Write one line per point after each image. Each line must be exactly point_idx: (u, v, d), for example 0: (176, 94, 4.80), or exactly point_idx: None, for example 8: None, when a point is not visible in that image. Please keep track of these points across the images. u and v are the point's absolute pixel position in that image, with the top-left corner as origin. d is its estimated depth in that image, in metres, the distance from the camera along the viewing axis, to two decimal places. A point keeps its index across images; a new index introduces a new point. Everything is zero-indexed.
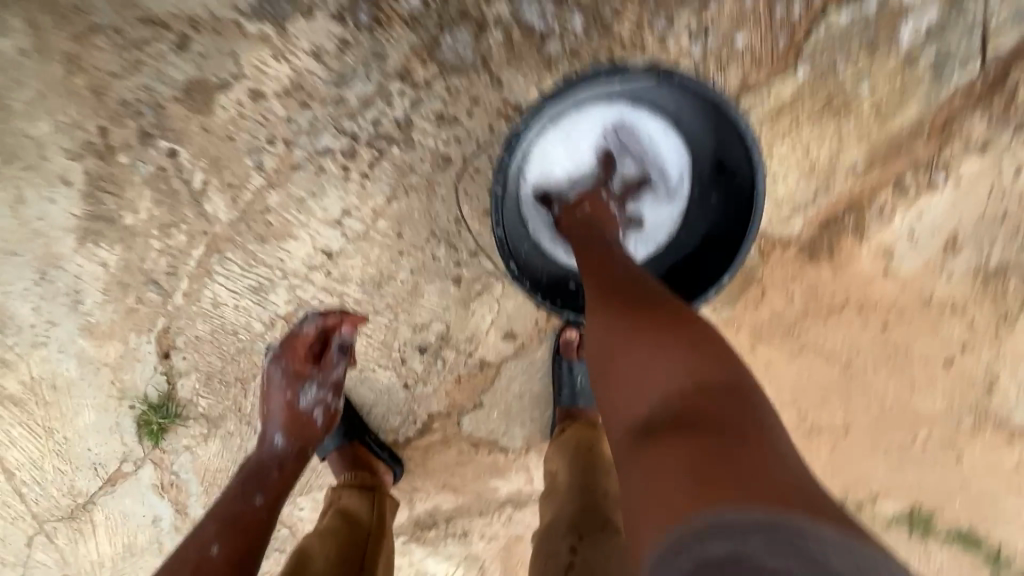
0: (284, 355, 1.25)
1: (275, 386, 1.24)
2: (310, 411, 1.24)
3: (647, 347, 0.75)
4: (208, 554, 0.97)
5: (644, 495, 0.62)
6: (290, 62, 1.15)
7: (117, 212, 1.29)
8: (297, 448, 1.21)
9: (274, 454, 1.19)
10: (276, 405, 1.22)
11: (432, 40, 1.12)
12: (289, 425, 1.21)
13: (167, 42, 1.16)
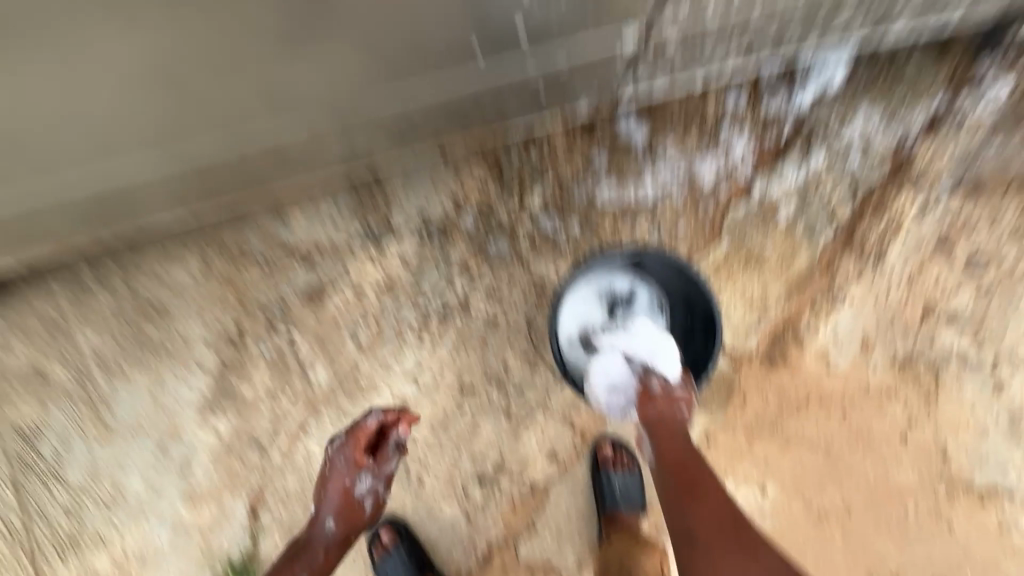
0: (344, 448, 1.44)
1: (334, 471, 1.45)
2: (361, 500, 1.42)
3: None
4: None
5: None
6: (385, 266, 1.68)
7: (239, 386, 1.65)
8: (344, 533, 1.41)
9: (324, 537, 1.40)
10: (333, 494, 1.42)
11: (481, 244, 1.67)
12: (340, 513, 1.40)
13: (297, 262, 1.68)
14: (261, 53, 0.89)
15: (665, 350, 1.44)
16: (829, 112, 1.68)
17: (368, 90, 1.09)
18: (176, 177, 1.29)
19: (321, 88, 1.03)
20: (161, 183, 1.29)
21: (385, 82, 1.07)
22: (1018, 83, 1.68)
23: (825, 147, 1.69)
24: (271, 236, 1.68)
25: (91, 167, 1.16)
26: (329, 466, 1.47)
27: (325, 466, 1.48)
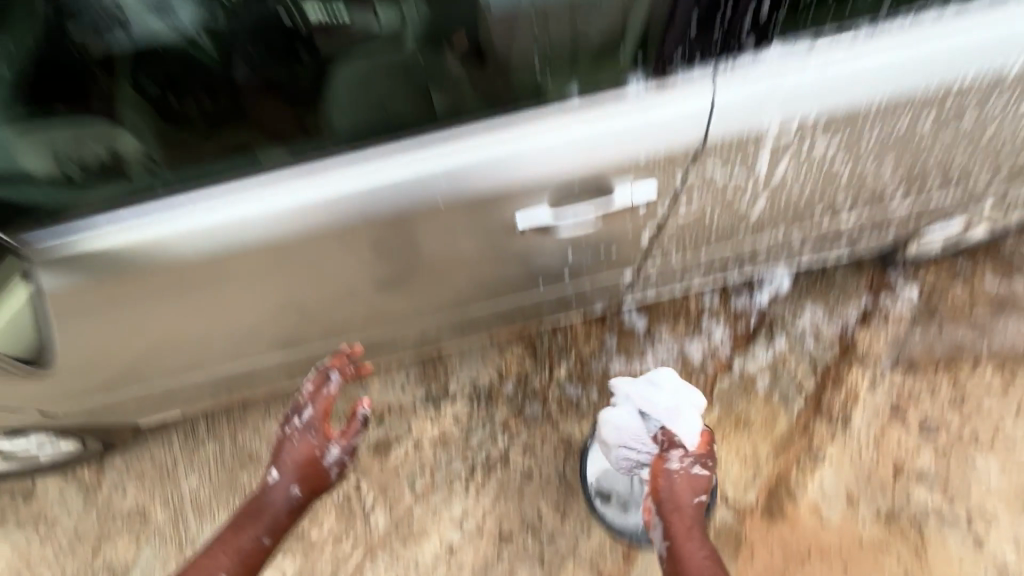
0: (308, 401, 1.41)
1: (297, 435, 1.40)
2: (326, 468, 1.41)
3: None
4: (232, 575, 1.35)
5: None
6: (440, 424, 2.06)
7: (309, 530, 1.93)
8: (309, 502, 1.43)
9: (286, 504, 1.40)
10: (296, 459, 1.39)
11: (519, 407, 2.07)
12: (301, 477, 1.39)
13: (369, 419, 2.06)
14: (380, 300, 1.31)
15: (689, 412, 1.41)
16: (784, 309, 2.22)
17: (452, 320, 1.51)
18: (281, 380, 1.61)
19: (415, 319, 1.46)
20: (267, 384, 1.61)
21: (457, 314, 1.49)
22: (923, 289, 2.25)
23: (786, 334, 2.19)
24: (352, 398, 2.09)
25: (227, 379, 1.48)
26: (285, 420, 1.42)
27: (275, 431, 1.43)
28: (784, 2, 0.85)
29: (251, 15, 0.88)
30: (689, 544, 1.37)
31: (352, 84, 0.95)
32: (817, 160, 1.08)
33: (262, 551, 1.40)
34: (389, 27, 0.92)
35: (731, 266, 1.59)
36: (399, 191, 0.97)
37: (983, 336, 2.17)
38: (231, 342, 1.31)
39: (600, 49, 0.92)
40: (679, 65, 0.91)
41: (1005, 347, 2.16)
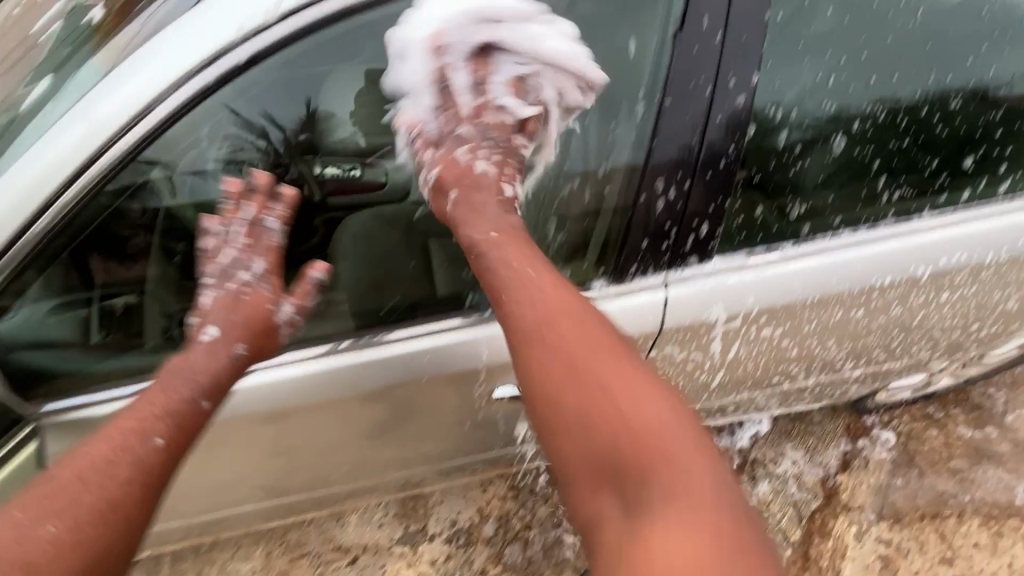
0: (248, 252, 0.91)
1: (246, 291, 0.92)
2: (278, 322, 0.94)
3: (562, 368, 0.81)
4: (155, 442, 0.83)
5: (582, 470, 0.79)
6: (416, 567, 1.98)
7: None
8: (252, 349, 0.93)
9: (226, 363, 0.91)
10: (243, 315, 0.91)
11: (497, 550, 2.01)
12: (255, 346, 0.93)
13: (343, 560, 1.98)
14: (378, 452, 1.34)
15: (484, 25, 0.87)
16: (765, 452, 2.25)
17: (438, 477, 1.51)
18: (254, 522, 1.51)
19: (399, 475, 1.46)
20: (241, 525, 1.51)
21: (442, 472, 1.49)
22: (899, 436, 2.30)
23: (768, 478, 2.19)
24: (327, 535, 2.03)
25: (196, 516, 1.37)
26: (221, 267, 0.91)
27: (202, 285, 0.92)
28: (720, 229, 1.02)
29: (291, 185, 0.92)
30: (517, 270, 0.87)
31: (360, 235, 0.97)
32: (766, 342, 1.20)
33: (201, 418, 0.89)
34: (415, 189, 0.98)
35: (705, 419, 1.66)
36: (381, 367, 1.04)
37: (962, 486, 2.19)
38: (217, 488, 1.32)
39: (570, 250, 1.03)
40: (634, 273, 1.05)
41: (987, 499, 2.16)
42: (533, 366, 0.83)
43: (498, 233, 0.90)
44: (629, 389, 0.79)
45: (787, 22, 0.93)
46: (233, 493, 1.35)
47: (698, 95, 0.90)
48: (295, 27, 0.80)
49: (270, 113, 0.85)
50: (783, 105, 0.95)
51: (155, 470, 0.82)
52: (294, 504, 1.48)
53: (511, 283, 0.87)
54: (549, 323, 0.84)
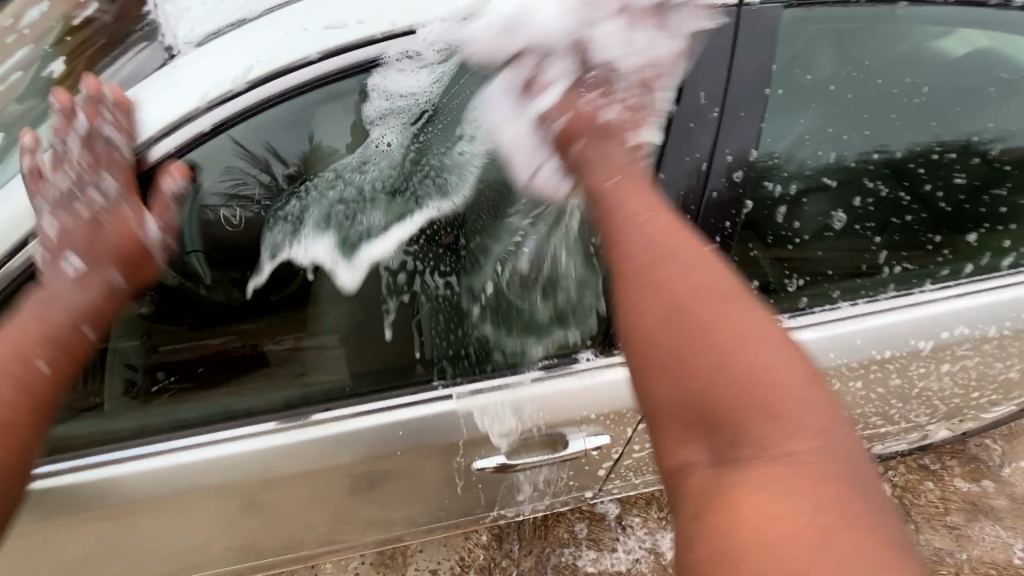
0: (91, 166, 0.72)
1: (101, 215, 0.73)
2: (142, 231, 0.74)
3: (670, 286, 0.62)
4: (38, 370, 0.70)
5: (679, 413, 0.57)
6: None
7: None
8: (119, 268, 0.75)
9: (90, 292, 0.74)
10: (93, 237, 0.73)
11: None
12: (126, 271, 0.76)
13: None
14: (362, 513, 1.20)
15: None
16: None
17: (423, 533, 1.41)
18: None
19: (375, 538, 1.36)
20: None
21: (424, 531, 1.40)
22: (895, 488, 2.23)
23: None
24: None
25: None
26: (59, 193, 0.73)
27: (37, 220, 0.73)
28: None
29: (281, 221, 0.83)
30: (623, 208, 0.70)
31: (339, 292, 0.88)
32: None
33: (82, 350, 0.74)
34: (422, 221, 0.85)
35: None
36: (350, 439, 0.96)
37: (959, 543, 2.12)
38: (179, 551, 1.11)
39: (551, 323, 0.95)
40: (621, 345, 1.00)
41: (985, 558, 2.09)
42: (632, 275, 0.64)
43: (620, 177, 0.73)
44: (748, 327, 0.59)
45: (788, 100, 0.89)
46: (192, 562, 1.15)
47: (694, 170, 0.87)
48: (261, 92, 0.75)
49: (273, 145, 0.79)
50: (780, 181, 0.92)
51: (41, 396, 0.69)
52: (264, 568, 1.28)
53: (618, 204, 0.71)
54: (657, 238, 0.66)
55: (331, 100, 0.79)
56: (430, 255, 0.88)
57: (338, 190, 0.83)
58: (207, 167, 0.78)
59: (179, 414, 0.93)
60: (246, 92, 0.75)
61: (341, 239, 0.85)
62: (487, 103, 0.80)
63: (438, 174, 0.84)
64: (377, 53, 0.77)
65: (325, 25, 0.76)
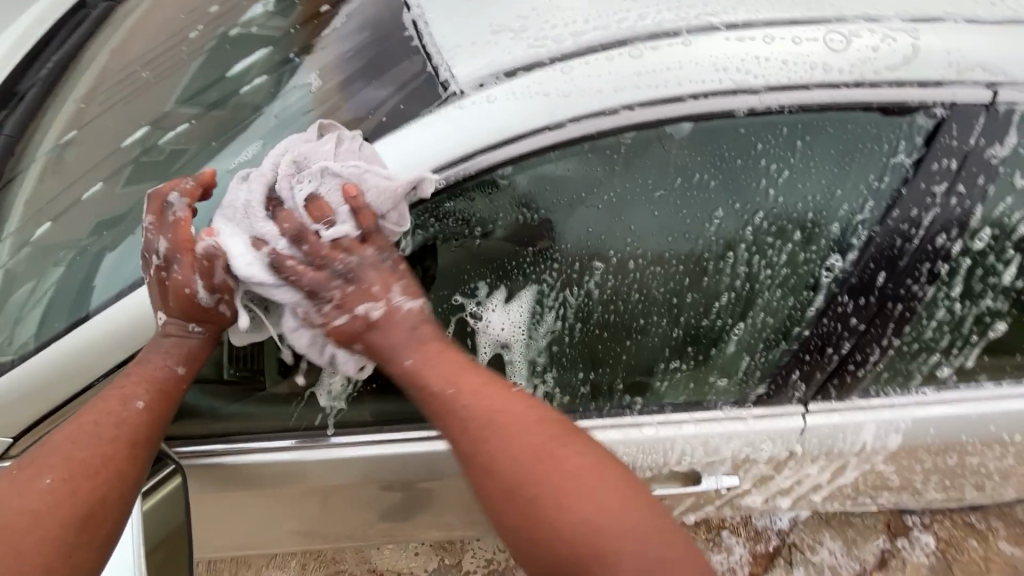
0: (156, 233, 0.86)
1: (168, 276, 0.86)
2: (196, 292, 0.86)
3: (513, 446, 0.80)
4: (133, 405, 0.88)
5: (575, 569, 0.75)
6: None
7: None
8: (191, 319, 0.89)
9: (177, 341, 0.90)
10: (173, 302, 0.87)
11: None
12: (199, 320, 0.90)
13: None
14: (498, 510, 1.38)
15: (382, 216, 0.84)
16: (804, 537, 2.22)
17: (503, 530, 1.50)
18: (327, 538, 1.41)
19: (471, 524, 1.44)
20: (312, 539, 1.41)
21: None
22: (939, 541, 2.25)
23: (804, 566, 2.17)
24: (361, 555, 1.97)
25: (294, 519, 1.29)
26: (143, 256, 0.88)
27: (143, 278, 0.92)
28: (872, 380, 1.10)
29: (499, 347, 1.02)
30: (449, 389, 0.83)
31: (556, 363, 1.05)
32: (876, 466, 1.21)
33: (176, 388, 0.92)
34: (619, 359, 1.06)
35: None
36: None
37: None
38: (352, 510, 1.30)
39: (722, 382, 1.10)
40: (780, 399, 1.11)
41: None
42: (474, 443, 0.81)
43: (414, 360, 0.86)
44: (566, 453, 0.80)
45: (983, 242, 0.97)
46: (340, 528, 1.37)
47: (874, 294, 0.99)
48: (523, 146, 0.82)
49: (532, 195, 0.89)
50: (927, 333, 1.05)
51: (139, 430, 0.89)
52: (388, 535, 1.47)
53: (444, 402, 0.83)
54: (492, 411, 0.82)
55: (580, 152, 0.86)
56: (622, 361, 1.06)
57: (551, 324, 1.01)
58: (467, 246, 0.92)
59: (381, 413, 1.11)
60: (492, 149, 0.82)
61: (539, 371, 1.05)
62: (764, 127, 0.87)
63: (639, 320, 1.02)
64: (632, 121, 0.83)
65: (582, 90, 0.81)
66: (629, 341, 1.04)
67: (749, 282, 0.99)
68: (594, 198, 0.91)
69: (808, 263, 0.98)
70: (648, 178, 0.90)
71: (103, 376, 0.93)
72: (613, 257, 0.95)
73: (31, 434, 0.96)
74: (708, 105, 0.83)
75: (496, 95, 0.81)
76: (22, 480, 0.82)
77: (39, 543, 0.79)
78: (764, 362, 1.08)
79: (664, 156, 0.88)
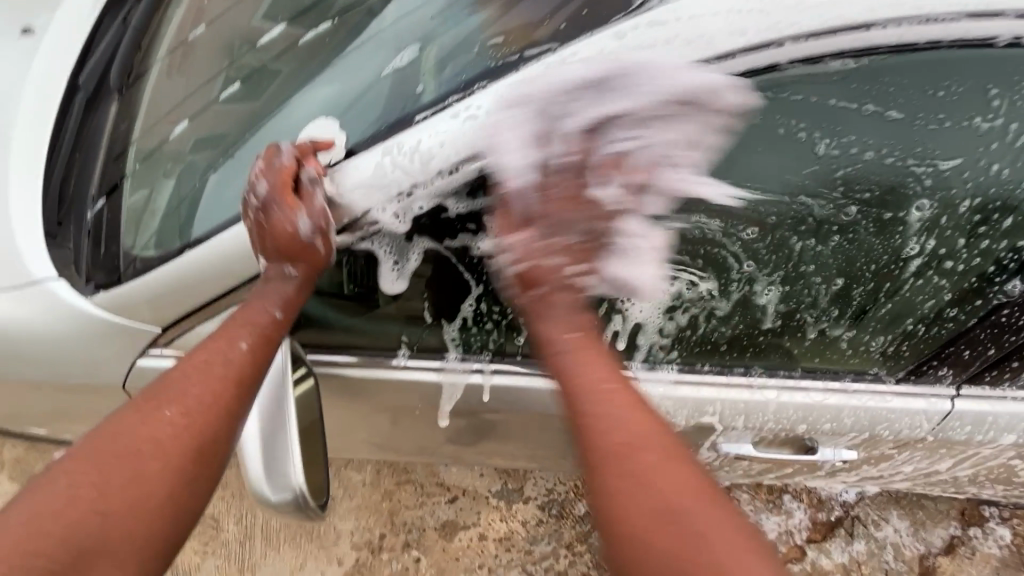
0: (262, 176, 0.88)
1: (269, 212, 0.88)
2: (295, 226, 0.86)
3: (646, 441, 0.75)
4: (236, 345, 0.89)
5: None
6: (509, 522, 2.00)
7: None
8: (288, 259, 0.89)
9: (278, 282, 0.92)
10: (274, 238, 0.88)
11: (585, 530, 2.02)
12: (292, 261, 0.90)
13: (443, 497, 2.01)
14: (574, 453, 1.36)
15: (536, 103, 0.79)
16: (870, 512, 2.16)
17: (572, 469, 1.51)
18: (404, 450, 1.46)
19: (550, 459, 1.45)
20: (389, 449, 1.46)
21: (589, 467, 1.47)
22: (1015, 536, 2.15)
23: (864, 539, 2.13)
24: (431, 468, 2.05)
25: (383, 429, 1.33)
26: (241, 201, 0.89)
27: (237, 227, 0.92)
28: None
29: (634, 315, 1.00)
30: (573, 366, 0.83)
31: (691, 334, 1.04)
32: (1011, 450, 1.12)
33: (274, 330, 0.93)
34: (757, 333, 1.03)
35: (861, 484, 1.57)
36: None
37: None
38: (434, 431, 1.31)
39: (857, 364, 1.07)
40: (921, 380, 1.06)
41: None
42: (586, 417, 0.78)
43: (581, 332, 0.86)
44: (671, 483, 0.71)
45: None
46: (418, 444, 1.41)
47: None
48: (701, 75, 0.76)
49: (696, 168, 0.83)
50: None
51: (245, 369, 0.89)
52: (456, 456, 1.50)
53: (585, 386, 0.80)
54: (627, 407, 0.78)
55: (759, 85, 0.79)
56: (759, 336, 1.03)
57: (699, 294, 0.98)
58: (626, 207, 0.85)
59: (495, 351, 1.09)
60: (671, 75, 0.76)
61: (675, 341, 1.05)
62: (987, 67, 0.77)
63: (793, 294, 0.98)
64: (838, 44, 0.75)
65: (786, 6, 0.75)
66: (774, 318, 1.01)
67: (922, 264, 0.93)
68: (773, 159, 0.84)
69: (997, 255, 0.91)
70: (835, 142, 0.82)
71: (246, 283, 0.96)
72: (783, 229, 0.90)
73: (176, 327, 1.03)
74: (925, 33, 0.74)
75: (688, 11, 0.76)
76: (143, 408, 0.82)
77: (159, 468, 0.78)
78: (912, 349, 1.04)
79: (856, 95, 0.79)
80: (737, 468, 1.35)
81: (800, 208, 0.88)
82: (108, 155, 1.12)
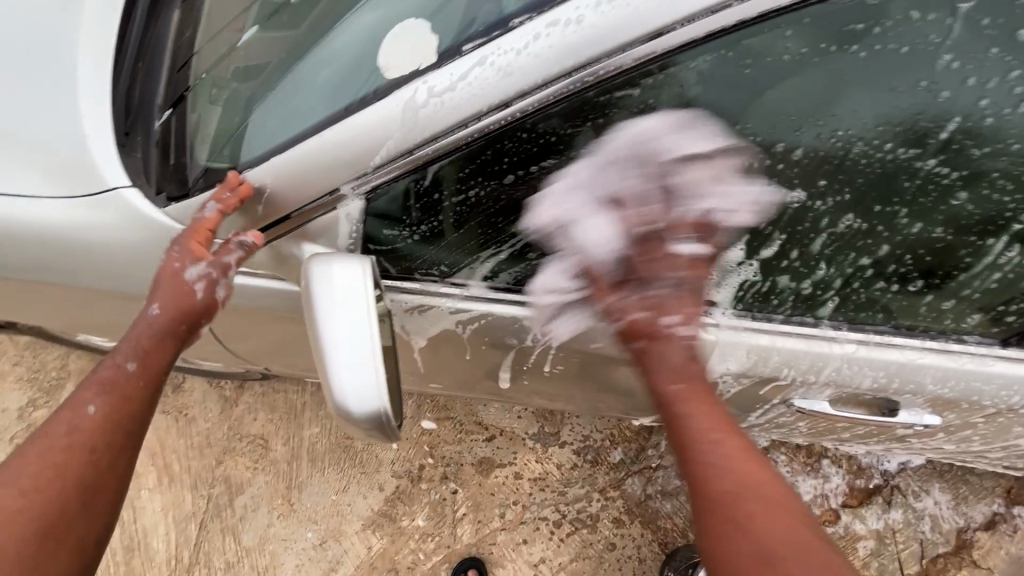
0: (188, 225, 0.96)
1: (182, 263, 0.96)
2: (194, 283, 0.98)
3: (737, 466, 0.84)
4: (85, 409, 0.90)
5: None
6: (544, 463, 2.02)
7: (399, 515, 1.95)
8: (171, 310, 0.98)
9: (150, 325, 0.98)
10: (172, 286, 0.97)
11: (619, 477, 2.02)
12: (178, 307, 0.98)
13: (480, 436, 2.04)
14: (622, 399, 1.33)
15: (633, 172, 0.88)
16: (910, 483, 2.12)
17: (612, 413, 1.49)
18: (448, 384, 1.45)
19: (596, 404, 1.43)
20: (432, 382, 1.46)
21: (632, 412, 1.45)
22: None
23: (902, 508, 2.09)
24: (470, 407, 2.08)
25: (431, 363, 1.31)
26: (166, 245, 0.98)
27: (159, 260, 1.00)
28: None
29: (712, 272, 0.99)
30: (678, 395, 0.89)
31: (766, 299, 1.01)
32: None
33: (131, 385, 0.94)
34: (836, 299, 1.01)
35: (918, 453, 1.51)
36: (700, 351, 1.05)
37: None
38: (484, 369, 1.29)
39: (943, 332, 1.03)
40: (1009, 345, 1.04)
41: None
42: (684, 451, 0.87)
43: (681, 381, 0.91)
44: (769, 504, 0.80)
45: None
46: (463, 380, 1.39)
47: None
48: None
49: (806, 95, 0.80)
50: None
51: (93, 438, 0.89)
52: (498, 394, 1.49)
53: (689, 421, 0.88)
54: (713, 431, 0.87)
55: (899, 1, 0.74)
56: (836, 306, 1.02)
57: (782, 263, 0.97)
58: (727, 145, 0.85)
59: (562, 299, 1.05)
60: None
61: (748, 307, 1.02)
62: None
63: (872, 275, 0.97)
64: None
65: None
66: (858, 283, 0.98)
67: (1022, 239, 0.91)
68: (892, 97, 0.80)
69: None
70: (982, 79, 0.77)
71: (316, 201, 0.93)
72: (889, 195, 0.88)
73: None
74: None
75: None
76: None
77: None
78: (995, 317, 1.02)
79: (1004, 16, 0.74)
80: (796, 425, 1.30)
81: (917, 165, 0.85)
82: (173, 66, 1.09)
